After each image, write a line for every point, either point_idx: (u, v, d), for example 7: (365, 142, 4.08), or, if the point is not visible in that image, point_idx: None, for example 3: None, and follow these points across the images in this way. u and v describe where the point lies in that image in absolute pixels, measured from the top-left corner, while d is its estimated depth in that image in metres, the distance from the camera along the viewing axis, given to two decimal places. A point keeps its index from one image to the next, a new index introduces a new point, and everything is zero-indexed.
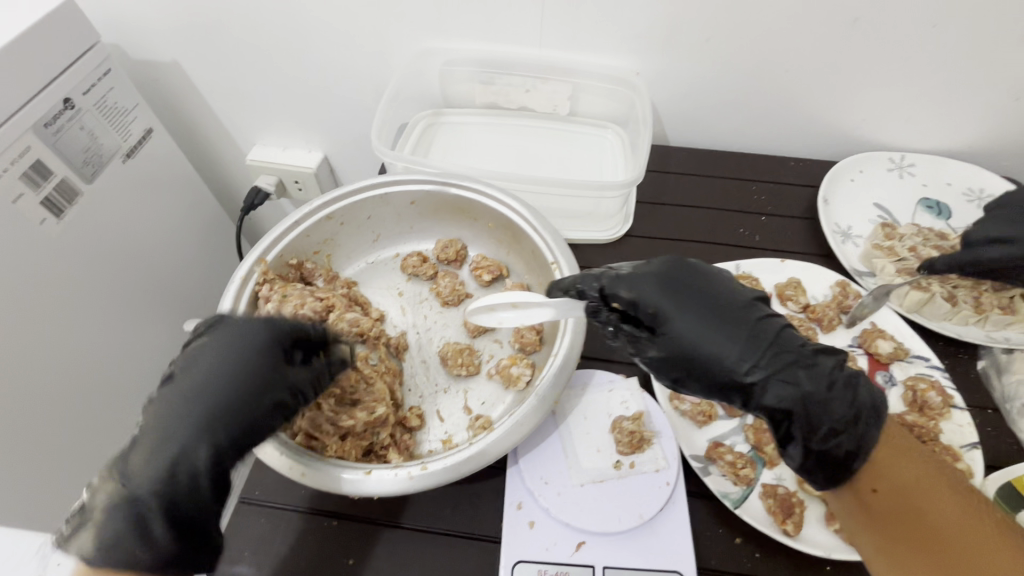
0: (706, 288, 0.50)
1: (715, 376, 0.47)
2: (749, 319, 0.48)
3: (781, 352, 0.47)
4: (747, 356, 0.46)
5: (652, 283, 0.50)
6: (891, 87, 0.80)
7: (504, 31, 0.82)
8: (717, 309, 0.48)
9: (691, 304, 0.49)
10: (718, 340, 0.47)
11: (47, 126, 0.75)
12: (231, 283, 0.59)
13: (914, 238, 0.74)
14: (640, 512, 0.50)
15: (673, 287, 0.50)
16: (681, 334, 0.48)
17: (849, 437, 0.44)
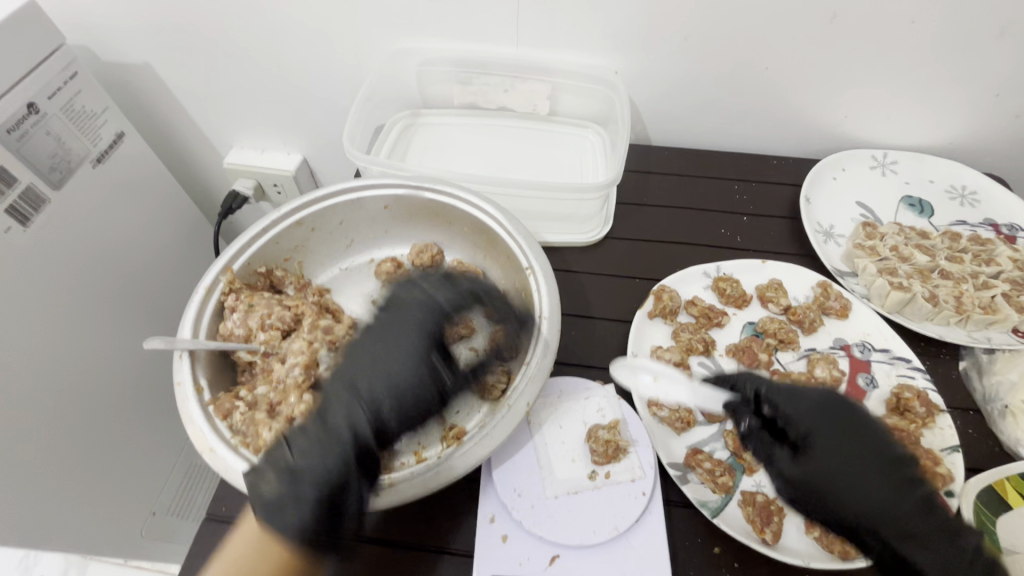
0: (855, 412, 0.52)
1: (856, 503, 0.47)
2: (894, 460, 0.49)
3: (925, 517, 0.46)
4: (892, 507, 0.47)
5: (820, 406, 0.53)
6: (870, 84, 0.79)
7: (480, 30, 0.81)
8: (855, 434, 0.51)
9: (845, 438, 0.51)
10: (856, 477, 0.48)
11: (10, 132, 0.72)
12: (195, 294, 0.57)
13: (895, 238, 0.73)
14: (615, 524, 0.49)
15: (835, 414, 0.52)
16: (822, 459, 0.50)
17: None
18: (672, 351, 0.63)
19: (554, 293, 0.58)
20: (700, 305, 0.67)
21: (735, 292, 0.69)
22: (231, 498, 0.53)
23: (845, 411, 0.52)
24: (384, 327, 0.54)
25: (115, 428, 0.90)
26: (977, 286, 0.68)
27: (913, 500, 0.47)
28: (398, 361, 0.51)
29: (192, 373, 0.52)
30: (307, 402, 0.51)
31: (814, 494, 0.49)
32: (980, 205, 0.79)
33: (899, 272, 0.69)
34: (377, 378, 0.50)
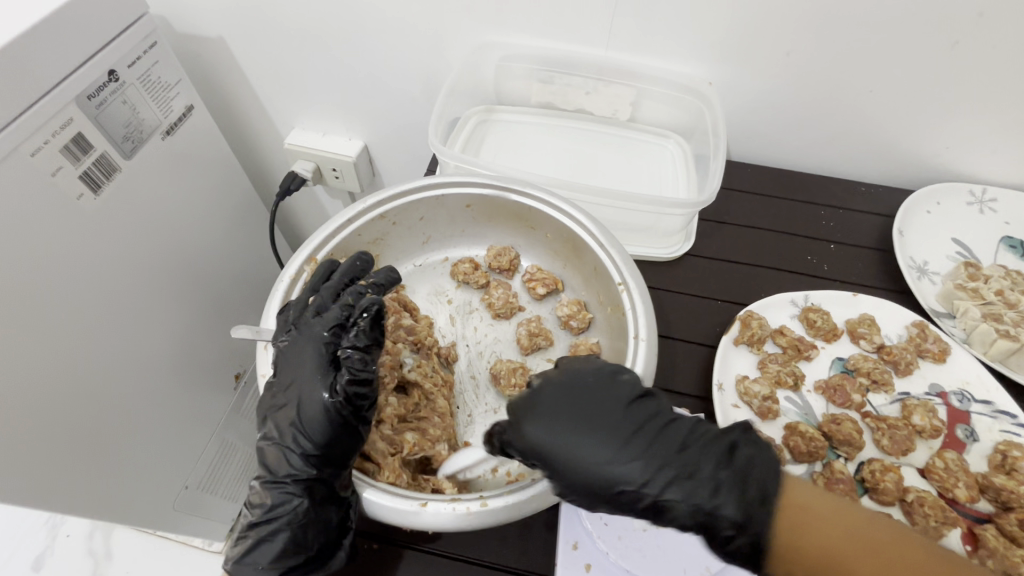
0: (558, 386, 0.46)
1: (728, 496, 0.41)
2: (662, 432, 0.44)
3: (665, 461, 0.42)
4: (631, 459, 0.42)
5: (552, 404, 0.45)
6: (979, 116, 0.74)
7: (570, 29, 0.78)
8: (591, 421, 0.44)
9: (562, 416, 0.44)
10: (585, 451, 0.43)
11: (90, 99, 0.71)
12: (279, 281, 0.55)
13: (999, 281, 0.69)
14: (707, 564, 0.47)
15: (556, 410, 0.44)
16: (551, 455, 0.43)
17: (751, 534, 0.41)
18: (761, 383, 0.60)
19: (650, 313, 0.55)
20: (788, 336, 0.64)
21: (826, 325, 0.65)
22: None
23: (563, 393, 0.46)
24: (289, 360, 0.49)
25: (163, 400, 0.90)
26: None
27: (627, 446, 0.43)
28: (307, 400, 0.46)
29: None
30: (394, 404, 0.53)
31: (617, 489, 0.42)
32: None
33: (1006, 318, 0.64)
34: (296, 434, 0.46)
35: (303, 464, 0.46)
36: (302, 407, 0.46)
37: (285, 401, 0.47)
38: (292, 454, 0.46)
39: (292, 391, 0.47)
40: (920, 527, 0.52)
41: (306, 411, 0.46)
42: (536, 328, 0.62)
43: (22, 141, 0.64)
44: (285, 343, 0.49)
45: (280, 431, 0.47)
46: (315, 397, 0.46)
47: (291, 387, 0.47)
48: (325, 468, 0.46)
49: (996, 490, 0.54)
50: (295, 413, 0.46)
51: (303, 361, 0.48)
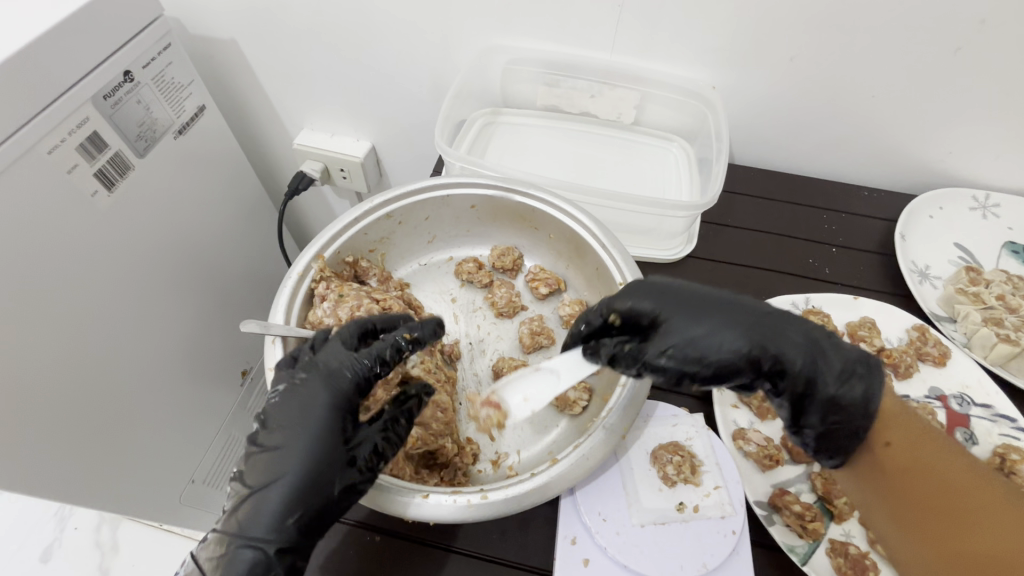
0: (659, 279, 0.50)
1: (811, 358, 0.45)
2: (746, 306, 0.47)
3: (773, 333, 0.45)
4: (740, 333, 0.45)
5: (659, 290, 0.48)
6: (983, 122, 0.74)
7: (576, 33, 0.79)
8: (685, 298, 0.47)
9: (674, 300, 0.47)
10: (703, 327, 0.45)
11: (106, 98, 0.73)
12: (287, 278, 0.56)
13: (1001, 285, 0.69)
14: (703, 561, 0.47)
15: (654, 288, 0.49)
16: (672, 329, 0.46)
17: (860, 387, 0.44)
18: None
19: None
20: None
21: (827, 328, 0.66)
22: None
23: (669, 282, 0.49)
24: (289, 403, 0.46)
25: (173, 394, 0.92)
26: None
27: (734, 318, 0.46)
28: (297, 451, 0.44)
29: (284, 359, 0.51)
30: None
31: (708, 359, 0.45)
32: None
33: (1006, 323, 0.65)
34: (281, 476, 0.43)
35: (275, 513, 0.43)
36: (294, 448, 0.44)
37: (275, 438, 0.45)
38: (270, 495, 0.43)
39: (284, 433, 0.45)
40: None
41: (291, 452, 0.44)
42: (539, 327, 0.63)
43: (39, 139, 0.65)
44: (294, 380, 0.47)
45: (261, 467, 0.44)
46: (318, 438, 0.44)
47: (286, 426, 0.45)
48: (297, 519, 0.43)
49: None
50: (287, 458, 0.44)
51: (303, 407, 0.45)
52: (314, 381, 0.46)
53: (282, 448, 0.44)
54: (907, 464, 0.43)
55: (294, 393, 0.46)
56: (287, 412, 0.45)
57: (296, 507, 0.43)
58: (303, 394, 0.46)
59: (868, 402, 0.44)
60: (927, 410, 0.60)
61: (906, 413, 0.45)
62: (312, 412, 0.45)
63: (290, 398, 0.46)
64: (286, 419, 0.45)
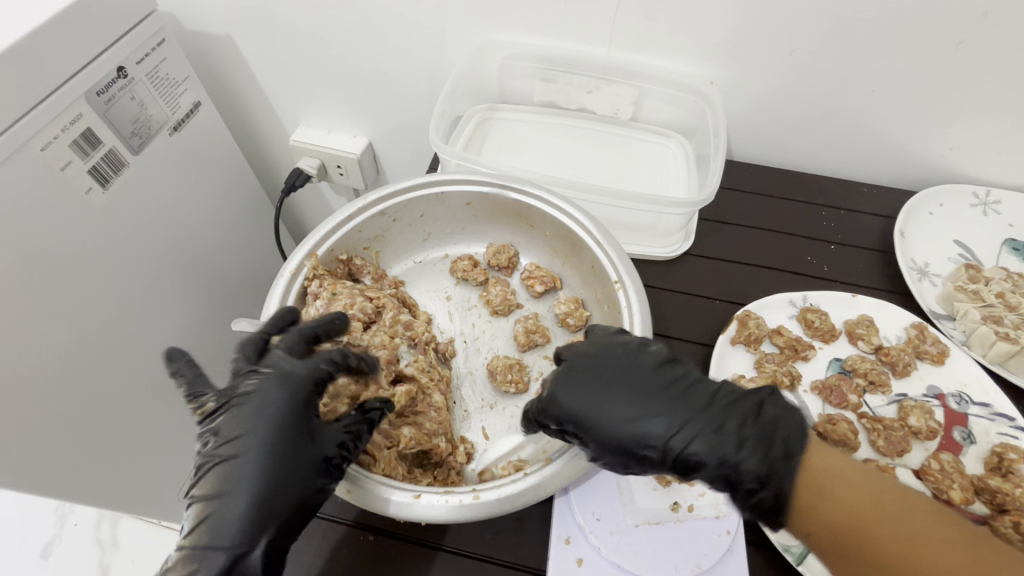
0: (594, 362, 0.49)
1: (753, 466, 0.42)
2: (682, 399, 0.46)
3: (709, 425, 0.44)
4: (676, 423, 0.44)
5: (591, 379, 0.48)
6: (985, 117, 0.74)
7: (573, 28, 0.78)
8: (617, 385, 0.47)
9: (607, 393, 0.47)
10: (635, 421, 0.45)
11: (99, 95, 0.73)
12: (279, 276, 0.56)
13: (1001, 283, 0.69)
14: (697, 561, 0.47)
15: (581, 389, 0.47)
16: (603, 425, 0.46)
17: (796, 467, 0.42)
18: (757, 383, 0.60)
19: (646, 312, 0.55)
20: (786, 336, 0.65)
21: (824, 326, 0.66)
22: None
23: (606, 366, 0.48)
24: (249, 412, 0.44)
25: (172, 391, 0.92)
26: None
27: (671, 411, 0.45)
28: (266, 455, 0.43)
29: None
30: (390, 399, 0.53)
31: (633, 452, 0.45)
32: None
33: (1006, 321, 0.64)
34: (247, 482, 0.42)
35: (242, 514, 0.41)
36: (252, 455, 0.43)
37: (243, 436, 0.44)
38: (237, 486, 0.42)
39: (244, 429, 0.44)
40: None
41: (262, 449, 0.43)
42: (534, 325, 0.62)
43: (33, 136, 0.65)
44: (246, 389, 0.45)
45: (223, 458, 0.43)
46: (283, 436, 0.44)
47: (254, 423, 0.44)
48: (267, 523, 0.42)
49: (992, 493, 0.54)
50: (252, 460, 0.43)
51: (258, 412, 0.44)
52: (268, 386, 0.45)
53: (245, 452, 0.43)
54: (875, 540, 0.38)
55: (251, 397, 0.45)
56: (246, 417, 0.44)
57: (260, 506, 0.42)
58: (255, 401, 0.45)
59: (804, 480, 0.42)
60: (925, 408, 0.59)
61: (854, 480, 0.40)
62: (271, 417, 0.44)
63: (246, 407, 0.45)
64: (245, 423, 0.44)
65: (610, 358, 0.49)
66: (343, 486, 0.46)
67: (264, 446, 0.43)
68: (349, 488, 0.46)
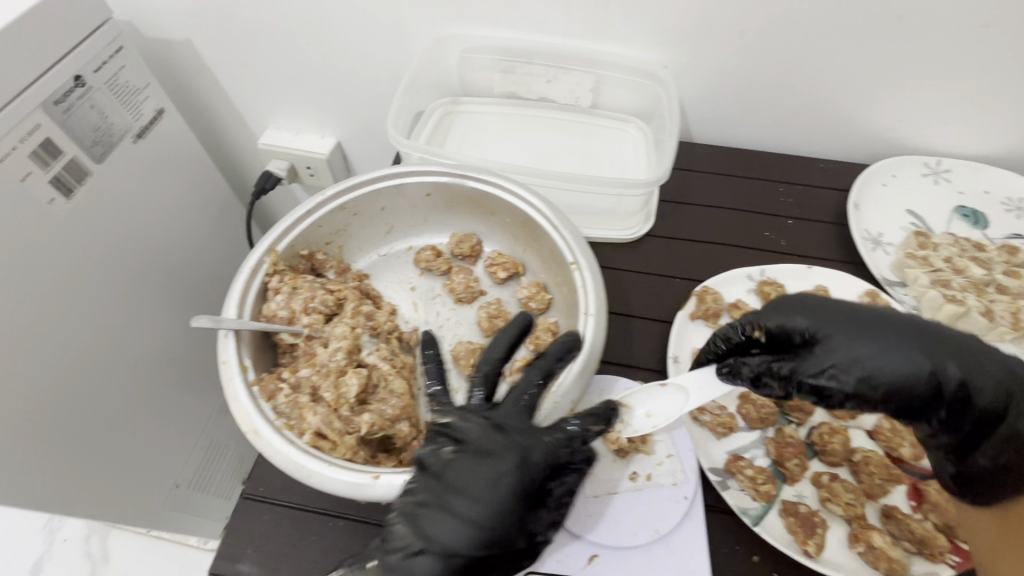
0: (810, 299, 0.51)
1: (984, 369, 0.44)
2: (909, 325, 0.47)
3: (937, 348, 0.45)
4: (918, 354, 0.45)
5: (842, 312, 0.48)
6: (928, 89, 0.76)
7: (528, 19, 0.80)
8: (866, 324, 0.47)
9: (851, 325, 0.47)
10: (878, 346, 0.45)
11: (57, 104, 0.73)
12: (238, 273, 0.56)
13: (949, 248, 0.71)
14: (655, 527, 0.49)
15: (818, 308, 0.49)
16: (842, 348, 0.46)
17: (1017, 401, 0.43)
18: None
19: (600, 290, 0.56)
20: (743, 309, 0.66)
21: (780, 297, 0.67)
22: (268, 478, 0.54)
23: (824, 300, 0.50)
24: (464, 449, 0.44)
25: (147, 399, 0.92)
26: None
27: (904, 338, 0.46)
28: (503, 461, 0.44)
29: (237, 352, 0.51)
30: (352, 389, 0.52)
31: (859, 375, 0.45)
32: None
33: (953, 284, 0.66)
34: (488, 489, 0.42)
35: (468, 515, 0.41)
36: (498, 466, 0.43)
37: (495, 476, 0.43)
38: (455, 515, 0.42)
39: (468, 466, 0.43)
40: (865, 486, 0.54)
41: (516, 482, 0.43)
42: (496, 310, 0.64)
43: None
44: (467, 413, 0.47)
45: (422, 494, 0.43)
46: (506, 466, 0.43)
47: (478, 463, 0.43)
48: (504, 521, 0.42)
49: None
50: (477, 473, 0.43)
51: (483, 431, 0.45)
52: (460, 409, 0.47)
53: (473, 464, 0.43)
54: None
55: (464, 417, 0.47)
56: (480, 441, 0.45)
57: (497, 541, 0.42)
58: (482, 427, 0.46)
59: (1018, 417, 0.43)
60: None
61: None
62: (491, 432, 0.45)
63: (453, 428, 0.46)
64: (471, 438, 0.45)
65: (832, 302, 0.50)
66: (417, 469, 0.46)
67: (495, 461, 0.43)
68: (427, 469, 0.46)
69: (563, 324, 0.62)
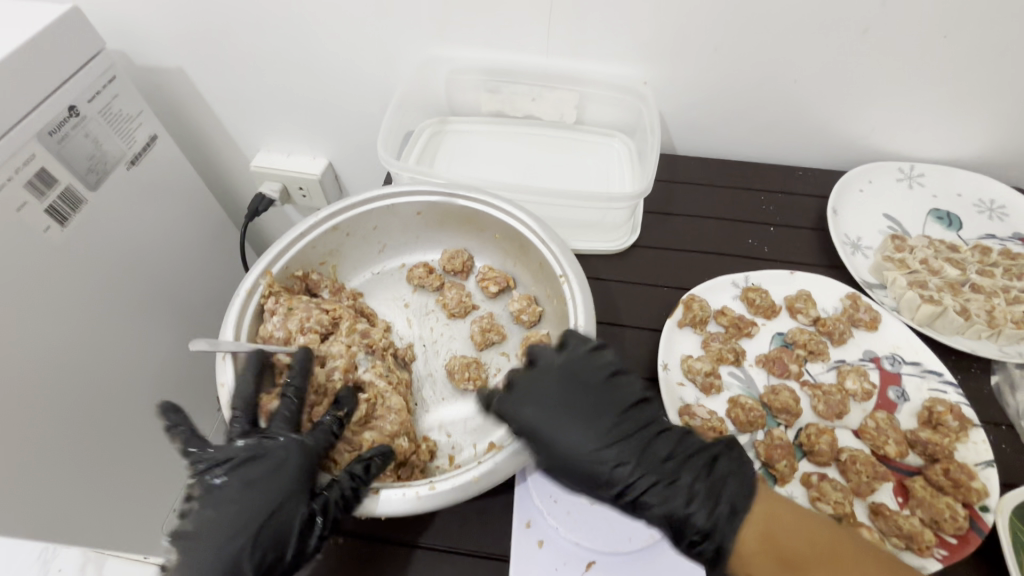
0: (573, 369, 0.53)
1: (710, 493, 0.47)
2: (635, 420, 0.51)
3: (646, 452, 0.49)
4: (615, 453, 0.49)
5: (578, 392, 0.51)
6: (898, 98, 0.79)
7: (510, 40, 0.82)
8: (587, 414, 0.50)
9: (570, 406, 0.50)
10: (589, 440, 0.49)
11: (52, 134, 0.74)
12: (235, 295, 0.58)
13: (924, 251, 0.74)
14: (651, 532, 0.50)
15: (562, 385, 0.52)
16: (555, 429, 0.49)
17: (710, 541, 0.46)
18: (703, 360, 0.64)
19: (589, 302, 0.58)
20: (729, 314, 0.68)
21: (764, 302, 0.69)
22: None
23: (584, 370, 0.52)
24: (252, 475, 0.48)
25: (144, 426, 0.92)
26: (1008, 301, 0.68)
27: (632, 435, 0.50)
28: (219, 500, 0.47)
29: (234, 376, 0.53)
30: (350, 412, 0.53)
31: (554, 461, 0.49)
32: (1009, 219, 0.79)
33: (930, 284, 0.69)
34: (210, 516, 0.46)
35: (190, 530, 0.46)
36: (244, 499, 0.47)
37: (256, 473, 0.48)
38: (197, 538, 0.45)
39: (236, 480, 0.48)
40: (854, 484, 0.56)
41: (285, 472, 0.48)
42: (489, 324, 0.65)
43: None
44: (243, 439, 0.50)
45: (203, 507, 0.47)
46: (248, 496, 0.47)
47: (246, 465, 0.48)
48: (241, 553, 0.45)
49: (924, 445, 0.57)
50: (216, 504, 0.47)
51: (261, 466, 0.48)
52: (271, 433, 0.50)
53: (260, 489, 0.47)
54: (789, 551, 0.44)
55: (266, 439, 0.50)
56: (254, 468, 0.48)
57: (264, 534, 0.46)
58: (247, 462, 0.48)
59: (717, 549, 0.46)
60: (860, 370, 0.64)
61: (799, 519, 0.45)
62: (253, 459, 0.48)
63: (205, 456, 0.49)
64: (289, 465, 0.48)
65: (597, 376, 0.53)
66: (427, 482, 0.48)
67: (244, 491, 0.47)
68: (433, 484, 0.48)
69: (555, 335, 0.64)
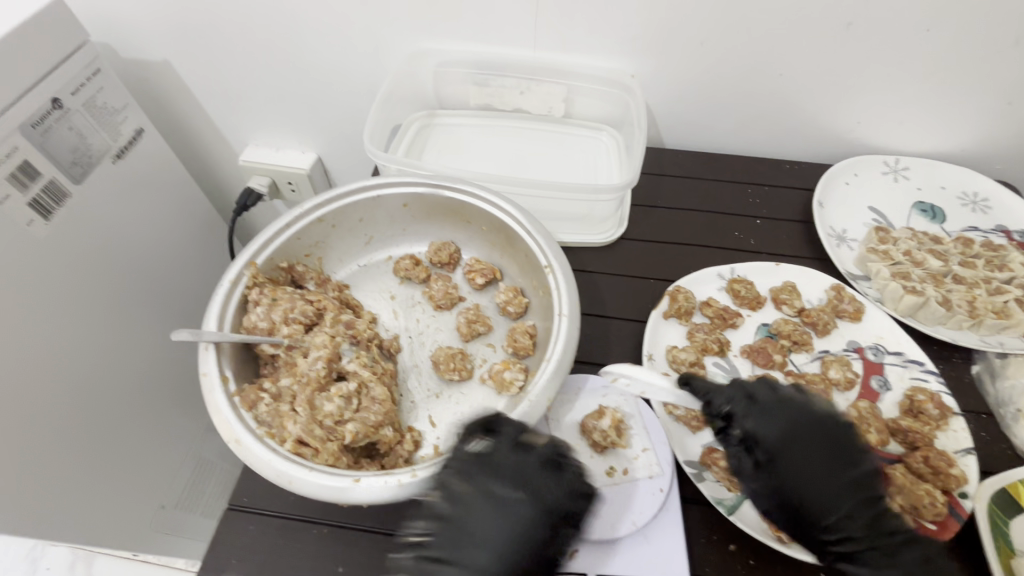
0: (806, 407, 0.52)
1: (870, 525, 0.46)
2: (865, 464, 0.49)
3: (850, 491, 0.48)
4: (856, 502, 0.47)
5: (811, 432, 0.50)
6: (882, 91, 0.80)
7: (498, 32, 0.82)
8: (836, 456, 0.49)
9: (811, 450, 0.49)
10: (833, 487, 0.48)
11: (34, 126, 0.73)
12: (219, 286, 0.57)
13: (908, 242, 0.75)
14: (633, 520, 0.51)
15: (796, 425, 0.50)
16: (791, 477, 0.48)
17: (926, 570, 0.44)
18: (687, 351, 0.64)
19: (573, 292, 0.58)
20: (715, 306, 0.68)
21: (749, 293, 0.70)
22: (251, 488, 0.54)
23: (799, 408, 0.51)
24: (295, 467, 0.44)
25: (132, 421, 0.91)
26: (990, 291, 0.69)
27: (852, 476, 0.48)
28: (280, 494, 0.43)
29: (217, 364, 0.52)
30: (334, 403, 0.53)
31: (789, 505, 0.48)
32: (992, 211, 0.80)
33: (913, 276, 0.70)
34: None
35: None
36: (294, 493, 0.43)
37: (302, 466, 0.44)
38: None
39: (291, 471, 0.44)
40: None
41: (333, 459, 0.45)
42: (474, 316, 0.65)
43: None
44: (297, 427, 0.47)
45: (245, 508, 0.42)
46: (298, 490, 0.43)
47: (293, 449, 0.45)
48: None
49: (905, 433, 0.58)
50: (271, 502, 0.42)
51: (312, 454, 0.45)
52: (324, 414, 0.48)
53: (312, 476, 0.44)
54: None
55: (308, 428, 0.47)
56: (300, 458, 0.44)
57: None
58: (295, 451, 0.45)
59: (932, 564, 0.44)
60: (842, 360, 0.65)
61: None
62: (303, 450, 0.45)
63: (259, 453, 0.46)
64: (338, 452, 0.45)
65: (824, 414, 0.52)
66: (407, 472, 0.48)
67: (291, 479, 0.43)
68: (414, 472, 0.48)
69: (540, 326, 0.64)
